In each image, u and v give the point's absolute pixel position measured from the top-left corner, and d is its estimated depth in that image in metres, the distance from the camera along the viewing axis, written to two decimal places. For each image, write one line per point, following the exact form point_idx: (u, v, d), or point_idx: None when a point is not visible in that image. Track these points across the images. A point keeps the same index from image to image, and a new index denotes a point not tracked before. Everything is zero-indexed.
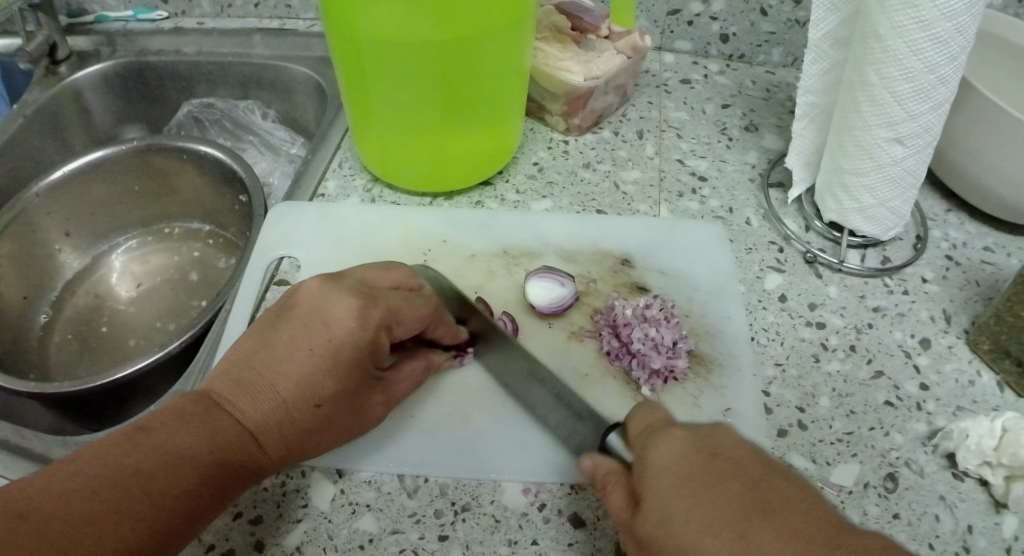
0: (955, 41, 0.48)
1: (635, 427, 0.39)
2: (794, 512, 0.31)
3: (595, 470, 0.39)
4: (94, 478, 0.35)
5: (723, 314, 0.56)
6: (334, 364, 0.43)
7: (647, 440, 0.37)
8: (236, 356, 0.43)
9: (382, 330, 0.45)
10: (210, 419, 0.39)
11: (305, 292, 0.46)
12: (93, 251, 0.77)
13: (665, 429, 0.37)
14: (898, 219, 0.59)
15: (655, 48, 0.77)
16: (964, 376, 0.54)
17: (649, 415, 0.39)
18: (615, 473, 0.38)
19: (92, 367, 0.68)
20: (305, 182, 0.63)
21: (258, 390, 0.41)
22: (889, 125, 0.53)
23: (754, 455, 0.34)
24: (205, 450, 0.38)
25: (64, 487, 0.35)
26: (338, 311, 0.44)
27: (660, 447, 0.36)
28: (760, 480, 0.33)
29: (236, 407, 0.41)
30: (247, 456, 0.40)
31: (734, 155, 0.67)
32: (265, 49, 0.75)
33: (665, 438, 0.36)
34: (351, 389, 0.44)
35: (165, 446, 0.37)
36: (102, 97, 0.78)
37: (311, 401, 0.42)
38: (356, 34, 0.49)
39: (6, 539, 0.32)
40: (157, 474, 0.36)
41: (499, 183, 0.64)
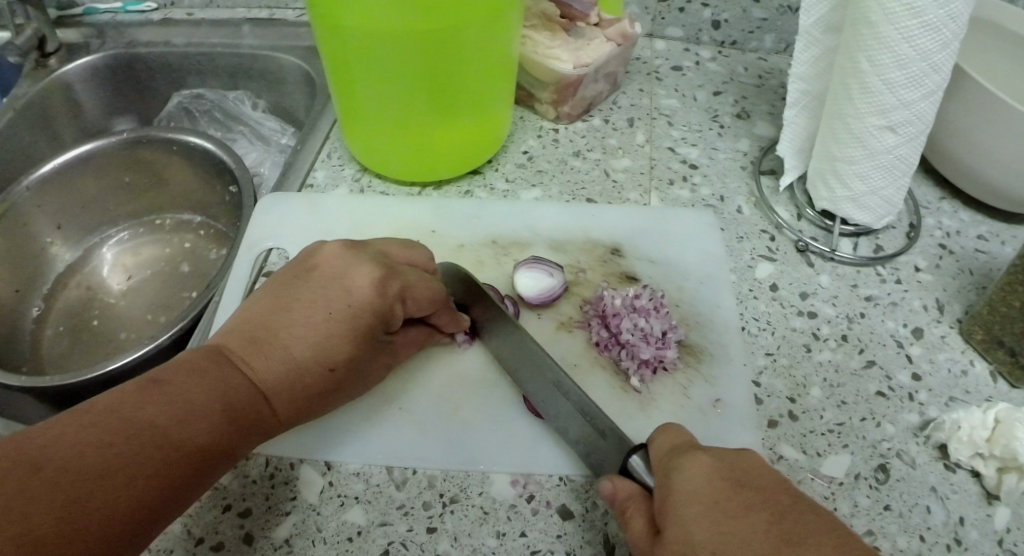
0: (948, 27, 0.47)
1: (657, 449, 0.39)
2: (816, 545, 0.31)
3: (615, 492, 0.39)
4: (110, 430, 0.35)
5: (714, 303, 0.55)
6: (351, 329, 0.44)
7: (670, 464, 0.37)
8: (251, 317, 0.43)
9: (399, 300, 0.46)
10: (225, 376, 0.40)
11: (325, 256, 0.47)
12: (85, 243, 0.77)
13: (689, 452, 0.37)
14: (891, 207, 0.58)
15: (646, 35, 0.76)
16: (957, 366, 0.53)
17: (673, 437, 0.39)
18: (637, 496, 0.38)
19: (84, 360, 0.67)
20: (293, 172, 0.63)
21: (273, 349, 0.42)
22: (881, 113, 0.52)
23: (780, 486, 0.35)
24: (221, 406, 0.39)
25: (80, 435, 0.34)
26: (359, 277, 0.45)
27: (686, 471, 0.35)
28: (787, 512, 0.33)
29: (250, 366, 0.41)
30: (259, 415, 0.41)
31: (726, 142, 0.67)
32: (254, 40, 0.75)
33: (691, 462, 0.36)
34: (362, 354, 0.45)
35: (183, 400, 0.38)
36: (92, 90, 0.78)
37: (325, 365, 0.43)
38: (341, 23, 0.48)
39: (24, 486, 0.32)
40: (173, 428, 0.36)
41: (488, 172, 0.64)
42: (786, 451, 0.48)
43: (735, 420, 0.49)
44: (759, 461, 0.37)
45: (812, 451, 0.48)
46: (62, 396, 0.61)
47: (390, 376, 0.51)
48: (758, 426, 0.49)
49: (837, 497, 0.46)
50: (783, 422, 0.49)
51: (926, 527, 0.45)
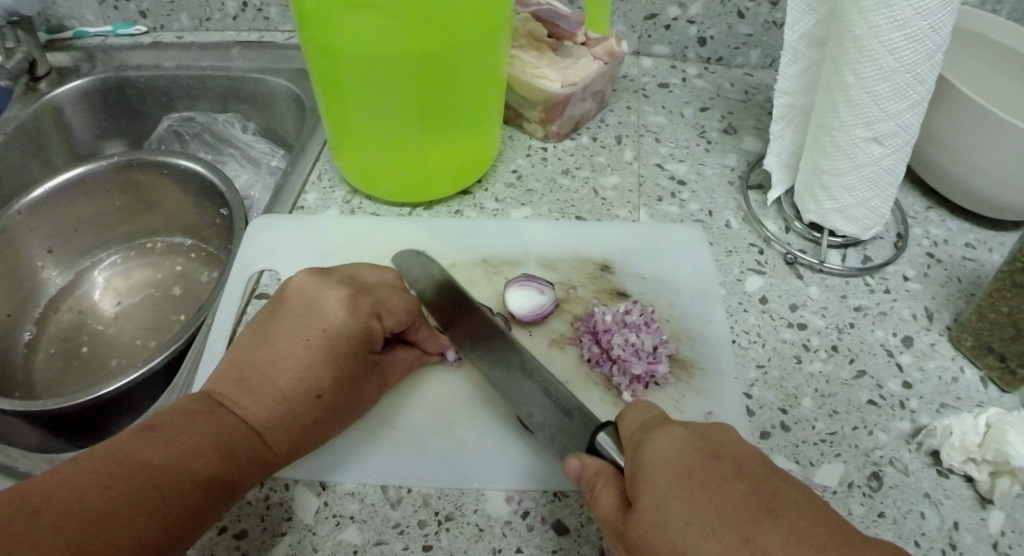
0: (930, 40, 0.48)
1: (628, 424, 0.39)
2: (790, 514, 0.32)
3: (583, 470, 0.39)
4: (106, 474, 0.36)
5: (705, 318, 0.56)
6: (331, 352, 0.44)
7: (642, 437, 0.37)
8: (237, 357, 0.44)
9: (374, 316, 0.47)
10: (215, 416, 0.41)
11: (295, 287, 0.47)
12: (77, 266, 0.77)
13: (661, 426, 0.37)
14: (877, 218, 0.59)
15: (633, 53, 0.77)
16: (948, 373, 0.54)
17: (643, 412, 0.40)
18: (605, 472, 0.38)
19: (79, 383, 0.67)
20: (285, 195, 0.63)
21: (261, 385, 0.43)
22: (867, 124, 0.53)
23: (752, 458, 0.35)
24: (215, 443, 0.39)
25: (77, 482, 0.35)
26: (329, 301, 0.46)
27: (661, 443, 0.36)
28: (759, 483, 0.34)
29: (239, 404, 0.42)
30: (252, 450, 0.41)
31: (714, 157, 0.68)
32: (245, 62, 0.75)
33: (665, 436, 0.36)
34: (349, 378, 0.45)
35: (174, 442, 0.38)
36: (83, 113, 0.78)
37: (312, 392, 0.43)
38: (332, 45, 0.49)
39: (22, 532, 0.32)
40: (168, 467, 0.37)
41: (478, 191, 0.64)
42: (779, 462, 0.48)
43: None
44: (732, 432, 0.37)
45: (806, 461, 0.48)
46: (56, 420, 0.60)
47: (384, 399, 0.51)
48: (751, 438, 0.49)
49: (832, 506, 0.46)
50: (775, 434, 0.50)
51: (920, 533, 0.45)
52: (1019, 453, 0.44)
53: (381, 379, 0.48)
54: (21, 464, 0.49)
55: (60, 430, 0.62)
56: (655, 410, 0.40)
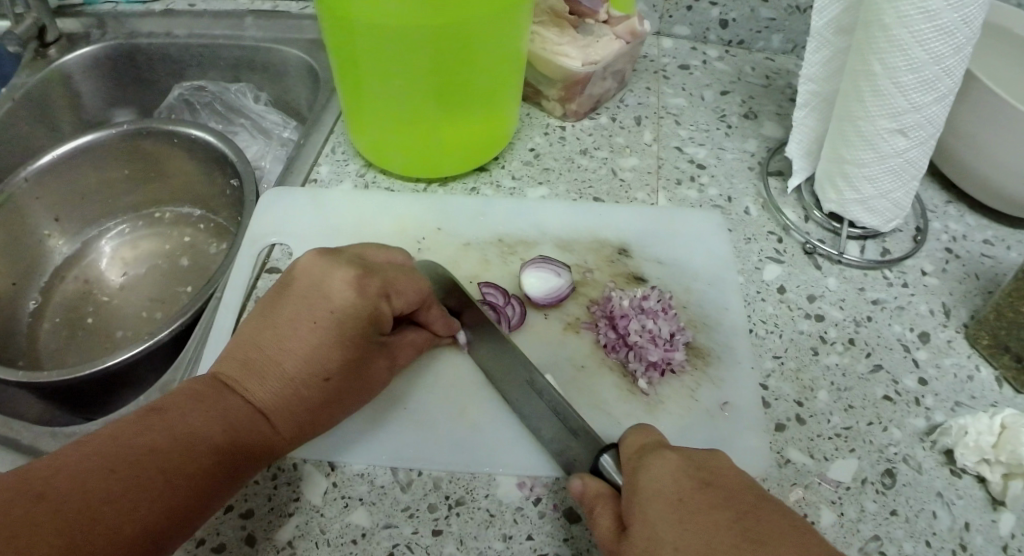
0: (961, 32, 0.47)
1: (627, 448, 0.39)
2: (777, 545, 0.32)
3: (585, 491, 0.39)
4: (109, 457, 0.35)
5: (722, 305, 0.55)
6: (338, 335, 0.43)
7: (637, 463, 0.37)
8: (242, 339, 0.43)
9: (383, 297, 0.45)
10: (221, 399, 0.40)
11: (302, 268, 0.46)
12: (83, 236, 0.76)
13: (657, 452, 0.37)
14: (899, 211, 0.58)
15: (654, 33, 0.75)
16: (963, 371, 0.53)
17: (643, 437, 0.39)
18: (604, 496, 0.38)
19: (82, 353, 0.66)
20: (296, 168, 0.62)
21: (267, 368, 0.42)
22: (891, 117, 0.52)
23: (745, 486, 0.35)
24: (221, 425, 0.38)
25: (79, 466, 0.34)
26: (337, 282, 0.44)
27: (653, 469, 0.36)
28: (748, 513, 0.33)
29: (245, 387, 0.41)
30: (258, 434, 0.40)
31: (734, 143, 0.66)
32: (257, 32, 0.74)
33: (657, 461, 0.36)
34: (357, 361, 0.44)
35: (178, 425, 0.37)
36: (92, 81, 0.76)
37: (319, 375, 0.42)
38: (348, 15, 0.48)
39: (24, 516, 0.31)
40: (173, 451, 0.36)
41: (494, 169, 0.63)
42: (793, 456, 0.47)
43: (741, 424, 0.49)
44: (728, 460, 0.37)
45: (820, 455, 0.48)
46: (60, 391, 0.60)
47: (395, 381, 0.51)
48: (764, 430, 0.49)
49: (845, 502, 0.46)
50: (790, 427, 0.49)
51: (931, 533, 0.45)
52: None
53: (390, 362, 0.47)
54: (24, 437, 0.49)
55: (63, 402, 0.61)
56: (655, 434, 0.40)
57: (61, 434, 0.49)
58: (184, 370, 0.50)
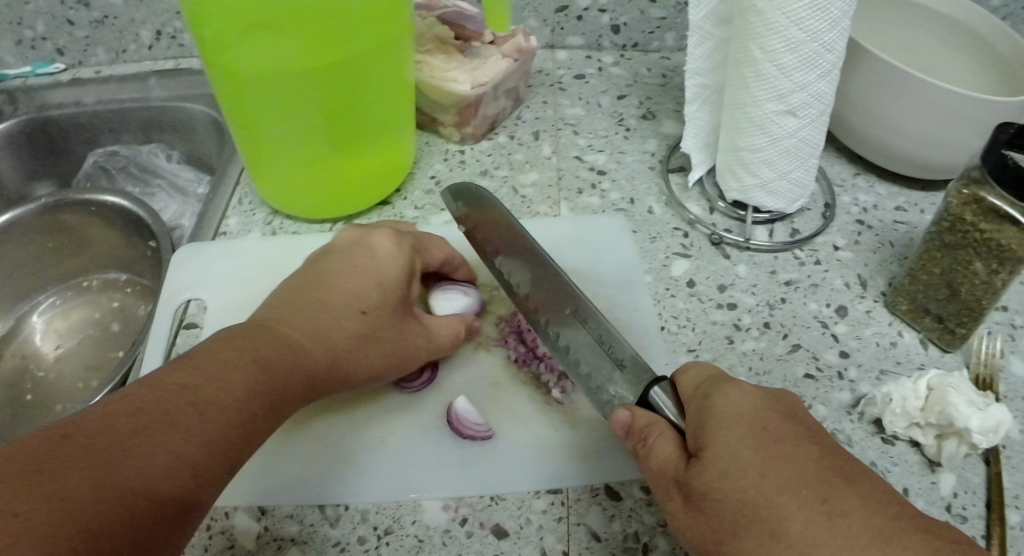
0: (835, 7, 0.48)
1: (688, 384, 0.41)
2: (863, 479, 0.33)
3: (634, 422, 0.40)
4: (153, 395, 0.35)
5: (631, 306, 0.55)
6: (380, 281, 0.48)
7: (710, 391, 0.39)
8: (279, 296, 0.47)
9: (416, 255, 0.52)
10: (260, 335, 0.41)
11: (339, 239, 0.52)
12: (15, 311, 0.76)
13: (725, 382, 0.39)
14: (801, 190, 0.59)
15: (548, 47, 0.76)
16: (885, 338, 0.54)
17: (702, 372, 0.41)
18: (658, 424, 0.39)
19: (27, 431, 0.66)
20: (206, 222, 0.63)
21: (310, 312, 0.45)
22: (779, 98, 0.53)
23: (809, 425, 0.37)
24: (261, 362, 0.40)
25: (129, 406, 0.34)
26: (380, 240, 0.50)
27: (731, 397, 0.37)
28: (826, 449, 0.35)
29: (286, 327, 0.43)
30: (303, 368, 0.42)
31: (634, 145, 0.67)
32: (163, 91, 0.75)
33: (735, 390, 0.38)
34: (393, 306, 0.48)
35: (217, 363, 0.38)
36: (6, 159, 0.76)
37: (357, 310, 0.46)
38: (228, 65, 0.48)
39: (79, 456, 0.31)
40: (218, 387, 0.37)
41: (398, 200, 0.64)
42: None
43: None
44: (796, 400, 0.39)
45: None
46: None
47: (315, 416, 0.51)
48: None
49: None
50: None
51: None
52: (961, 413, 0.44)
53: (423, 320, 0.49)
54: None
55: None
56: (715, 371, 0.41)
57: None
58: None
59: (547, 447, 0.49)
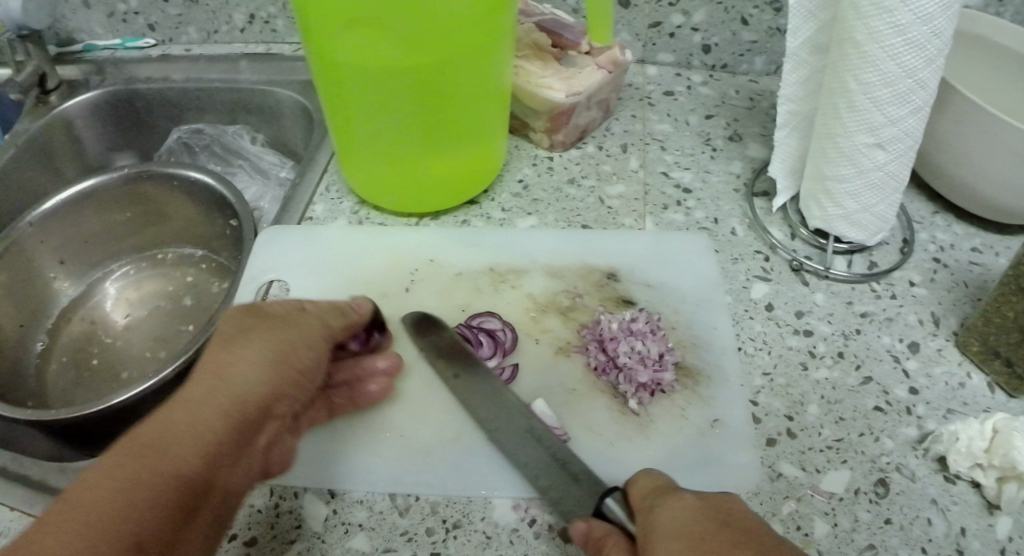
0: (932, 44, 0.48)
1: (638, 491, 0.40)
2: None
3: (590, 533, 0.40)
4: (144, 473, 0.35)
5: (710, 324, 0.56)
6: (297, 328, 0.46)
7: (653, 503, 0.38)
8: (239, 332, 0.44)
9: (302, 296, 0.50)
10: (229, 390, 0.40)
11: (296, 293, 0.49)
12: (88, 277, 0.78)
13: (674, 493, 0.38)
14: (883, 224, 0.59)
15: (638, 61, 0.78)
16: (954, 378, 0.54)
17: (652, 480, 0.40)
18: (614, 535, 0.39)
19: (90, 392, 0.68)
20: (293, 206, 0.64)
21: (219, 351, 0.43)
22: (870, 131, 0.53)
23: (765, 527, 0.35)
24: (227, 404, 0.40)
25: (116, 485, 0.34)
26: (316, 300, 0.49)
27: (671, 512, 0.37)
28: (769, 551, 0.33)
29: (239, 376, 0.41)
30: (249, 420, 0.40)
31: (719, 165, 0.68)
32: (252, 74, 0.76)
33: (674, 504, 0.37)
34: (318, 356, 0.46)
35: (176, 427, 0.38)
36: (92, 127, 0.79)
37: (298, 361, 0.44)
38: (336, 56, 0.49)
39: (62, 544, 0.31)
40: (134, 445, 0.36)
41: (484, 202, 0.65)
42: (785, 469, 0.48)
43: (732, 440, 0.50)
44: (746, 506, 0.37)
45: (811, 468, 0.48)
46: (65, 430, 0.61)
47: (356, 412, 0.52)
48: (756, 445, 0.50)
49: (838, 513, 0.46)
50: (781, 441, 0.50)
51: (927, 539, 0.45)
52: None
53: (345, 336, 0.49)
54: (31, 473, 0.50)
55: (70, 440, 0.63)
56: (665, 477, 0.41)
57: (70, 468, 0.51)
58: None
59: (617, 457, 0.49)
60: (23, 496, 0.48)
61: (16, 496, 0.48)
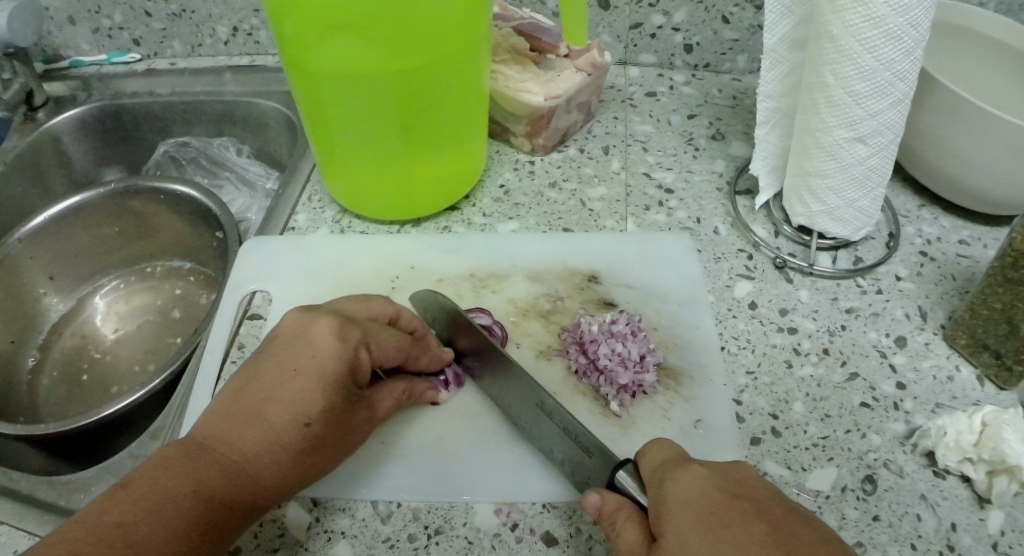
0: (909, 36, 0.48)
1: (647, 463, 0.40)
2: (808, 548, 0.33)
3: (603, 506, 0.39)
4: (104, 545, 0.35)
5: (693, 324, 0.56)
6: (319, 380, 0.42)
7: (665, 476, 0.38)
8: (226, 393, 0.43)
9: (365, 345, 0.45)
10: (202, 459, 0.39)
11: (285, 323, 0.45)
12: (78, 292, 0.78)
13: (684, 465, 0.38)
14: (867, 219, 0.59)
15: (620, 63, 0.78)
16: (942, 372, 0.54)
17: (662, 451, 0.40)
18: (626, 508, 0.39)
19: (81, 408, 0.69)
20: (276, 216, 0.64)
21: (245, 420, 0.41)
22: (850, 125, 0.53)
23: (774, 498, 0.36)
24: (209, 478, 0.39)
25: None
26: (318, 328, 0.44)
27: (684, 482, 0.37)
28: (781, 523, 0.35)
29: (223, 443, 0.40)
30: (237, 491, 0.39)
31: (702, 164, 0.68)
32: (236, 86, 0.77)
33: (687, 474, 0.37)
34: (340, 406, 0.43)
35: (146, 499, 0.37)
36: (80, 142, 0.80)
37: (301, 419, 0.41)
38: (313, 65, 0.50)
39: None
40: (156, 526, 0.36)
41: (466, 207, 0.65)
42: (771, 468, 0.48)
43: (718, 440, 0.50)
44: (750, 471, 0.39)
45: (797, 466, 0.48)
46: (57, 441, 0.62)
47: None
48: (740, 444, 0.49)
49: (825, 511, 0.46)
50: (766, 439, 0.50)
51: (917, 536, 0.45)
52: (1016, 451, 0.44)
53: (369, 419, 0.46)
54: (24, 487, 0.50)
55: (64, 451, 0.64)
56: (673, 446, 0.41)
57: (57, 481, 0.51)
58: (172, 416, 0.53)
59: None
60: (14, 510, 0.48)
61: (5, 510, 0.48)
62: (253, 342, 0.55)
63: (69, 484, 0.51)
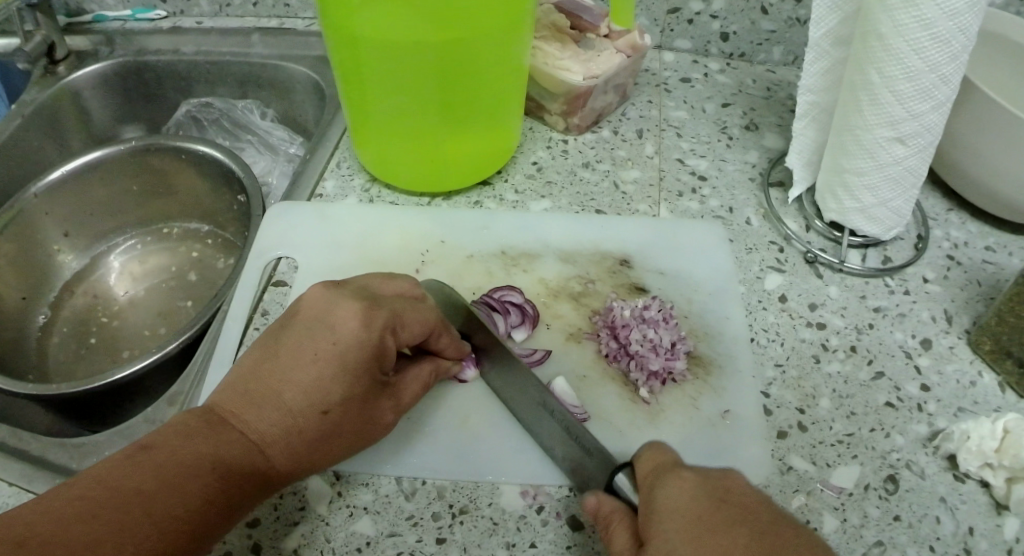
0: (957, 40, 0.47)
1: (642, 467, 0.39)
2: None
3: (599, 508, 0.39)
4: (120, 501, 0.34)
5: (722, 314, 0.56)
6: (339, 365, 0.41)
7: (655, 482, 0.37)
8: (247, 368, 0.42)
9: (389, 331, 0.44)
10: (219, 434, 0.38)
11: (308, 299, 0.44)
12: (91, 251, 0.77)
13: (674, 469, 0.37)
14: (900, 219, 0.58)
15: (655, 47, 0.77)
16: (966, 377, 0.53)
17: (657, 455, 0.39)
18: (620, 512, 0.38)
19: (89, 370, 0.68)
20: (302, 183, 0.64)
21: (264, 398, 0.40)
22: (890, 125, 0.52)
23: (764, 503, 0.34)
24: (226, 452, 0.38)
25: (88, 510, 0.33)
26: (342, 311, 0.43)
27: (671, 488, 0.35)
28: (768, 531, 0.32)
29: (242, 420, 0.39)
30: (253, 470, 0.38)
31: (735, 154, 0.67)
32: (263, 49, 0.76)
33: (675, 479, 0.36)
34: (360, 394, 0.42)
35: (166, 463, 0.36)
36: (101, 98, 0.78)
37: (319, 407, 0.41)
38: (352, 33, 0.48)
39: None
40: (175, 498, 0.35)
41: (497, 183, 0.64)
42: (795, 462, 0.48)
43: (743, 432, 0.49)
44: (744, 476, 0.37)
45: (822, 462, 0.48)
46: (68, 402, 0.61)
47: None
48: (767, 438, 0.49)
49: (847, 508, 0.46)
50: (792, 434, 0.49)
51: (935, 538, 0.45)
52: None
53: (393, 408, 0.45)
54: (34, 447, 0.49)
55: (71, 414, 0.63)
56: (671, 451, 0.40)
57: (72, 443, 0.49)
58: (192, 381, 0.52)
59: (625, 445, 0.48)
60: (24, 471, 0.47)
61: (15, 470, 0.47)
62: (278, 309, 0.54)
63: (82, 446, 0.49)
